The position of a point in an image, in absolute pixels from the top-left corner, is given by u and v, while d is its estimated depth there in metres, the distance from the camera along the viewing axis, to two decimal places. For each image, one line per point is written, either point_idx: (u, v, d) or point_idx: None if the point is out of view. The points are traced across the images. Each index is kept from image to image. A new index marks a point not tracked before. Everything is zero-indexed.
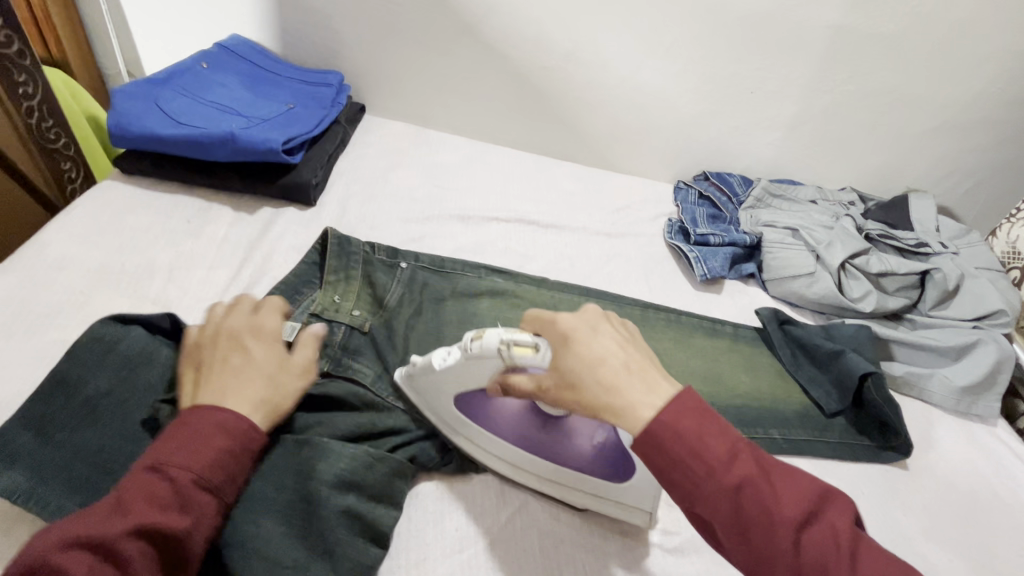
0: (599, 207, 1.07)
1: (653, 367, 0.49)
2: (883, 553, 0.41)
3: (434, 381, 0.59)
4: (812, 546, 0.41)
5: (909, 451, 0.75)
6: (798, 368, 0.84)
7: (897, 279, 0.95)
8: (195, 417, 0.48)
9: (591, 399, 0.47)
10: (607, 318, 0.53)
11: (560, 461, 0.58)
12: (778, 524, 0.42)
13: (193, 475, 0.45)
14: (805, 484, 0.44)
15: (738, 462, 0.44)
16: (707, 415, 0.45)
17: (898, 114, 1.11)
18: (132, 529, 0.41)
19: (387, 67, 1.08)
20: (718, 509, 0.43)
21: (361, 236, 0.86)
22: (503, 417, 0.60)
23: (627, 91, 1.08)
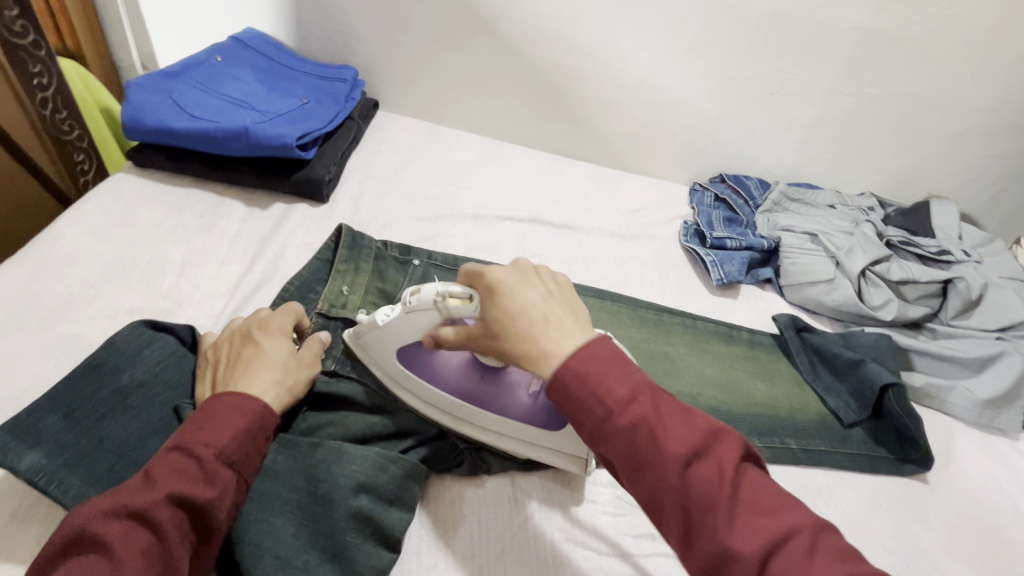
0: (614, 208, 1.05)
1: (572, 319, 0.50)
2: (776, 493, 0.41)
3: (380, 336, 0.60)
4: (699, 481, 0.40)
5: (930, 464, 0.73)
6: (815, 377, 0.83)
7: (919, 288, 0.93)
8: (217, 401, 0.49)
9: (518, 351, 0.49)
10: (537, 272, 0.54)
11: (499, 411, 0.59)
12: (667, 463, 0.41)
13: (215, 449, 0.46)
14: (702, 425, 0.43)
15: (637, 404, 0.43)
16: (619, 359, 0.46)
17: (921, 118, 1.08)
18: (162, 499, 0.42)
19: (401, 63, 1.07)
20: (617, 448, 0.43)
21: (373, 233, 0.85)
22: (444, 368, 0.61)
23: (645, 91, 1.06)
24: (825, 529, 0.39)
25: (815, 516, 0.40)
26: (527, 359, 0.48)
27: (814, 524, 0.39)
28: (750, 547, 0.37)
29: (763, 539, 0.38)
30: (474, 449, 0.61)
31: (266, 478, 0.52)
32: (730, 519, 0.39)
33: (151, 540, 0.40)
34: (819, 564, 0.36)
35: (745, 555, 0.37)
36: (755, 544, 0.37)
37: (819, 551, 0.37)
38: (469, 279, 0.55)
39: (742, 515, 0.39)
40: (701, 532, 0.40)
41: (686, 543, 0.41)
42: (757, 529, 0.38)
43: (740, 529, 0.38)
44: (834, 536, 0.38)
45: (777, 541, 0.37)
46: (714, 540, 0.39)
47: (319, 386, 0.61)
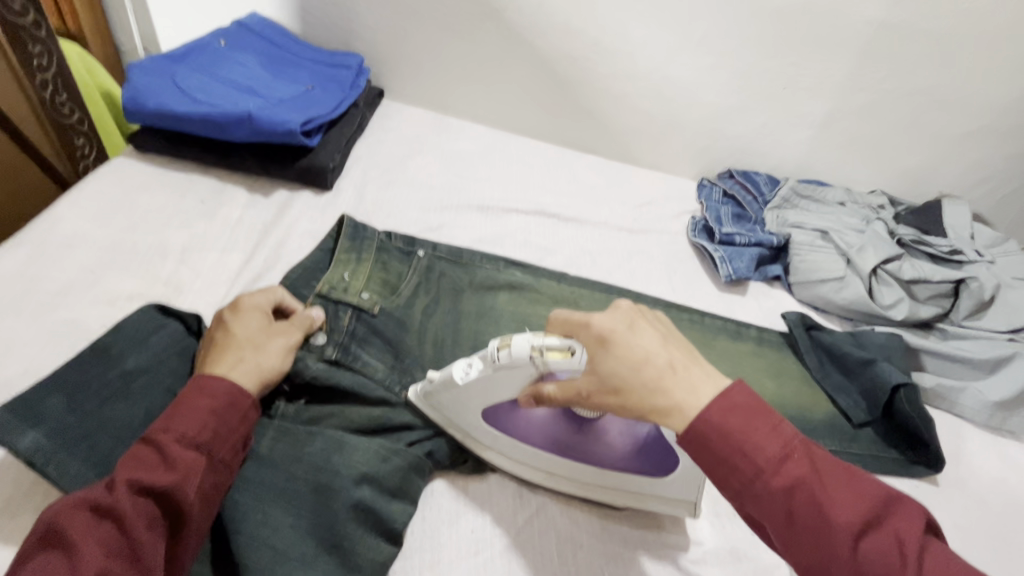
0: (621, 202, 1.04)
1: (693, 363, 0.47)
2: (965, 568, 0.38)
3: (459, 396, 0.56)
4: (872, 552, 0.39)
5: (942, 466, 0.72)
6: (825, 375, 0.81)
7: (930, 288, 0.91)
8: (185, 388, 0.49)
9: (649, 408, 0.46)
10: (638, 313, 0.50)
11: (599, 463, 0.56)
12: (836, 532, 0.40)
13: (176, 435, 0.46)
14: (869, 491, 0.41)
15: (792, 462, 0.42)
16: (765, 414, 0.44)
17: (935, 115, 1.06)
18: (121, 488, 0.41)
19: (408, 51, 1.05)
20: (770, 511, 0.42)
21: (377, 223, 0.84)
22: (529, 423, 0.57)
23: (655, 83, 1.05)
24: None
25: None
26: (663, 416, 0.45)
27: None
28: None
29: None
30: None
31: (262, 466, 0.51)
32: None
33: (113, 529, 0.40)
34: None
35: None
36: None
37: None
38: (566, 329, 0.51)
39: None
40: None
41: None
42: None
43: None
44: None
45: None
46: None
47: (318, 375, 0.59)
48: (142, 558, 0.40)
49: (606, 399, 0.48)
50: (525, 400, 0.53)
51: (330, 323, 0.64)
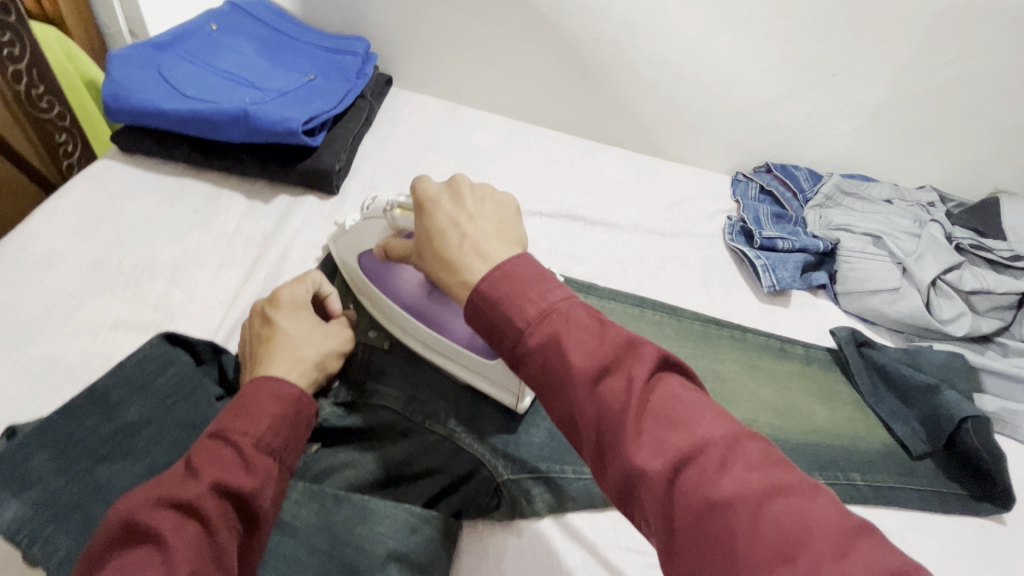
0: (651, 201, 0.96)
1: (493, 237, 0.45)
2: (696, 405, 0.35)
3: (348, 240, 0.62)
4: (609, 400, 0.35)
5: (1011, 504, 0.66)
6: (878, 400, 0.75)
7: (992, 299, 0.83)
8: (252, 385, 0.45)
9: (433, 270, 0.46)
10: (473, 189, 0.49)
11: (440, 330, 0.57)
12: (574, 383, 0.36)
13: (253, 438, 0.41)
14: (615, 338, 0.37)
15: (549, 320, 0.38)
16: (534, 278, 0.40)
17: (1000, 105, 0.96)
18: (205, 489, 0.37)
19: (421, 35, 0.96)
20: (531, 371, 0.39)
21: None
22: (398, 278, 0.60)
23: (690, 69, 0.95)
24: (749, 440, 0.33)
25: (736, 425, 0.34)
26: (441, 279, 0.45)
27: (730, 437, 0.33)
28: (655, 463, 0.32)
29: (669, 452, 0.33)
30: (513, 483, 0.53)
31: (284, 536, 0.45)
32: (637, 439, 0.34)
33: (197, 529, 0.36)
34: (729, 481, 0.31)
35: (650, 471, 0.32)
36: (662, 459, 0.32)
37: (729, 463, 0.32)
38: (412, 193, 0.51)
39: (649, 428, 0.34)
40: (613, 457, 0.34)
41: (600, 466, 0.36)
42: (664, 443, 0.33)
43: (645, 443, 0.33)
44: (755, 447, 0.33)
45: (685, 454, 0.32)
46: (623, 465, 0.34)
47: (330, 421, 0.54)
48: (226, 564, 0.36)
49: (414, 260, 0.50)
50: (376, 253, 0.56)
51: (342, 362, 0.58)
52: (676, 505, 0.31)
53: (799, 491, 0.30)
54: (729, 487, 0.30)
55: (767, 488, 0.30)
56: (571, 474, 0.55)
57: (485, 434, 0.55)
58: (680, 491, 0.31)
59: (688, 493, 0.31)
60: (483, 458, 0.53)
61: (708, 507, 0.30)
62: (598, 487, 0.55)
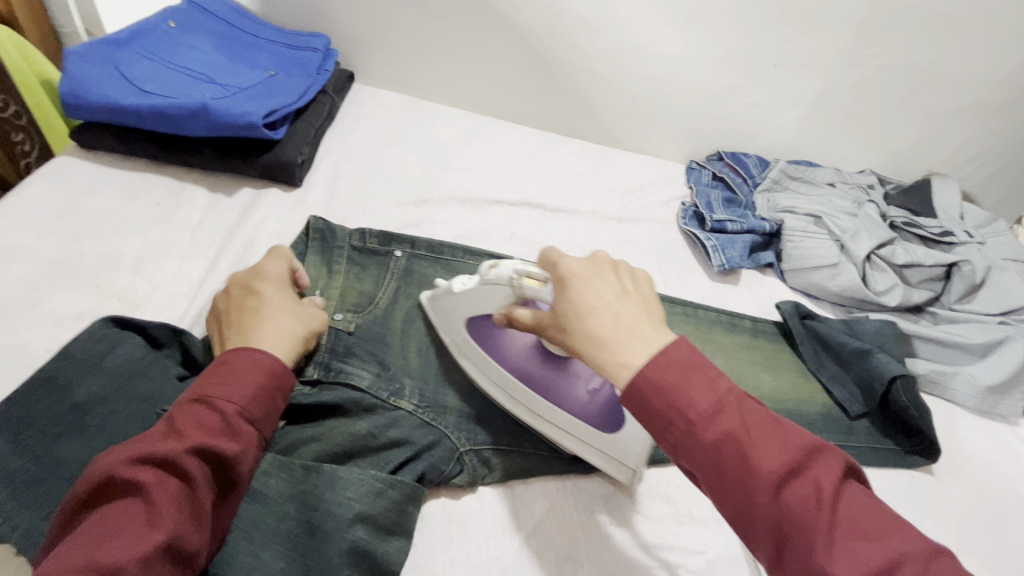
0: (609, 189, 1.00)
1: (646, 320, 0.46)
2: (882, 516, 0.38)
3: (452, 302, 0.62)
4: (794, 502, 0.38)
5: (937, 455, 0.72)
6: (820, 366, 0.80)
7: (923, 272, 0.89)
8: (236, 354, 0.49)
9: (580, 351, 0.46)
10: (617, 266, 0.50)
11: (558, 400, 0.58)
12: (756, 483, 0.39)
13: (237, 407, 0.45)
14: (796, 441, 0.40)
15: (722, 416, 0.41)
16: (700, 370, 0.42)
17: (928, 93, 1.04)
18: (190, 450, 0.41)
19: (381, 31, 0.98)
20: (696, 462, 0.41)
21: (352, 221, 0.78)
22: (509, 347, 0.61)
23: (642, 62, 1.00)
24: (945, 556, 0.35)
25: (927, 540, 0.36)
26: (596, 362, 0.45)
27: (926, 553, 0.35)
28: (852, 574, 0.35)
29: (863, 565, 0.35)
30: (473, 454, 0.57)
31: (252, 505, 0.47)
32: (829, 545, 0.36)
33: (179, 485, 0.40)
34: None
35: None
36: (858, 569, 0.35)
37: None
38: (543, 262, 0.51)
39: (840, 537, 0.36)
40: (794, 555, 0.37)
41: (778, 560, 0.38)
42: (859, 553, 0.35)
43: (839, 554, 0.36)
44: (950, 563, 0.35)
45: (884, 570, 0.35)
46: (809, 567, 0.36)
47: (297, 398, 0.56)
48: (201, 516, 0.41)
49: (551, 334, 0.50)
50: (496, 320, 0.56)
51: None
52: None
53: None
54: None
55: None
56: (529, 447, 0.59)
57: (449, 410, 0.60)
58: None
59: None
60: (446, 432, 0.58)
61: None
62: (552, 454, 0.60)
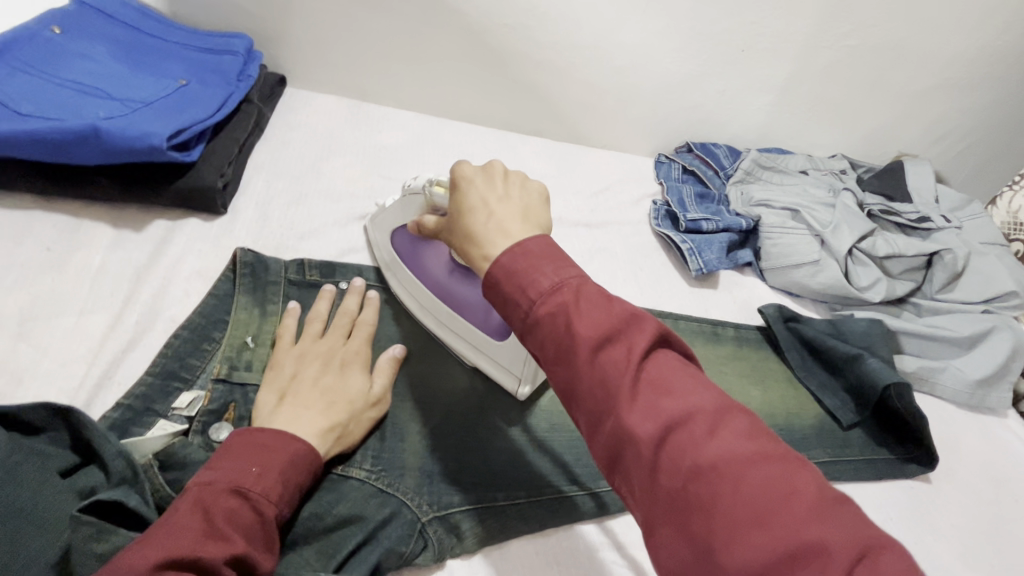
0: (575, 191, 0.93)
1: (521, 222, 0.44)
2: (690, 377, 0.35)
3: (384, 217, 0.67)
4: (609, 368, 0.35)
5: (935, 462, 0.68)
6: (808, 373, 0.76)
7: (904, 262, 0.85)
8: (279, 434, 0.45)
9: (461, 249, 0.46)
10: (508, 175, 0.48)
11: (460, 309, 0.61)
12: (576, 350, 0.36)
13: (275, 509, 0.41)
14: (622, 311, 0.37)
15: (560, 294, 0.38)
16: (548, 254, 0.40)
17: (898, 72, 0.99)
18: (236, 556, 0.36)
19: (310, 28, 0.87)
20: (539, 343, 0.39)
21: (287, 249, 0.69)
22: (426, 261, 0.63)
23: (602, 52, 0.92)
24: (737, 410, 0.33)
25: (726, 397, 0.34)
26: (470, 257, 0.45)
27: (720, 409, 0.33)
28: (647, 429, 0.33)
29: (662, 417, 0.33)
30: (438, 521, 0.50)
31: None
32: (631, 403, 0.34)
33: None
34: (718, 445, 0.31)
35: (641, 435, 0.33)
36: (654, 424, 0.33)
37: (718, 429, 0.32)
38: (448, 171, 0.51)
39: (644, 395, 0.34)
40: (607, 421, 0.35)
41: (591, 430, 0.36)
42: (656, 408, 0.34)
43: (640, 407, 0.34)
44: (743, 419, 0.33)
45: (677, 421, 0.33)
46: (617, 431, 0.34)
47: None
48: None
49: (446, 237, 0.50)
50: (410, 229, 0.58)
51: (241, 407, 0.52)
52: (662, 466, 0.32)
53: (783, 460, 0.30)
54: (712, 450, 0.31)
55: (752, 454, 0.31)
56: (502, 501, 0.52)
57: (406, 470, 0.52)
58: (667, 454, 0.32)
59: (678, 455, 0.32)
60: (403, 498, 0.50)
61: (693, 468, 0.31)
62: (532, 509, 0.53)
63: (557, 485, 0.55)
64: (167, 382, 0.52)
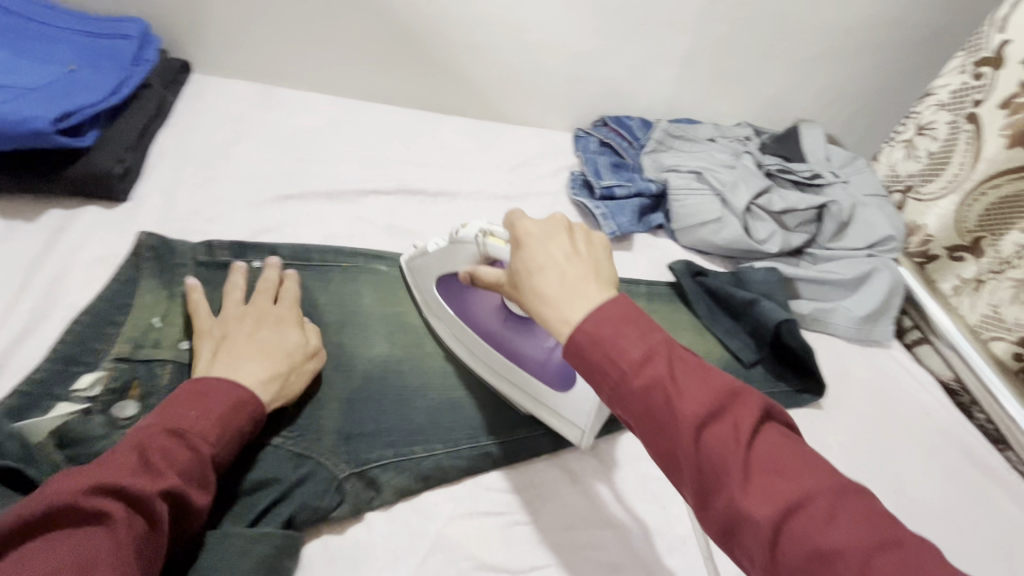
0: (494, 165, 0.96)
1: (594, 280, 0.44)
2: (800, 453, 0.36)
3: (425, 264, 0.63)
4: (714, 445, 0.36)
5: (823, 390, 0.76)
6: (714, 320, 0.82)
7: (798, 215, 0.93)
8: (216, 382, 0.47)
9: (530, 306, 0.46)
10: (573, 229, 0.48)
11: (516, 360, 0.60)
12: (680, 426, 0.37)
13: (212, 449, 0.43)
14: (720, 384, 0.38)
15: (652, 363, 0.39)
16: (632, 319, 0.40)
17: (788, 41, 1.07)
18: (161, 489, 0.38)
19: (211, 10, 0.85)
20: (630, 409, 0.39)
21: (196, 232, 0.68)
22: (478, 310, 0.62)
23: (510, 28, 0.94)
24: (857, 490, 0.34)
25: (842, 475, 0.35)
26: (541, 315, 0.44)
27: (836, 488, 0.34)
28: (763, 510, 0.34)
29: (773, 498, 0.34)
30: (357, 476, 0.52)
31: None
32: (744, 483, 0.35)
33: (144, 527, 0.36)
34: (838, 530, 0.32)
35: (757, 516, 0.34)
36: (769, 506, 0.34)
37: (839, 513, 0.32)
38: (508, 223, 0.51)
39: (758, 475, 0.35)
40: (717, 498, 0.36)
41: (701, 504, 0.37)
42: (771, 489, 0.34)
43: (754, 489, 0.34)
44: (861, 499, 0.33)
45: (792, 504, 0.33)
46: (731, 509, 0.35)
47: None
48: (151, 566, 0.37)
49: (510, 292, 0.49)
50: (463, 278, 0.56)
51: (144, 385, 0.52)
52: (784, 550, 0.33)
53: (912, 545, 0.31)
54: (839, 538, 0.31)
55: (877, 541, 0.31)
56: (419, 454, 0.55)
57: (324, 433, 0.54)
58: (789, 536, 0.33)
59: (798, 541, 0.32)
60: (320, 459, 0.52)
61: (818, 556, 0.31)
62: (449, 459, 0.56)
63: (474, 435, 0.59)
64: (66, 366, 0.51)
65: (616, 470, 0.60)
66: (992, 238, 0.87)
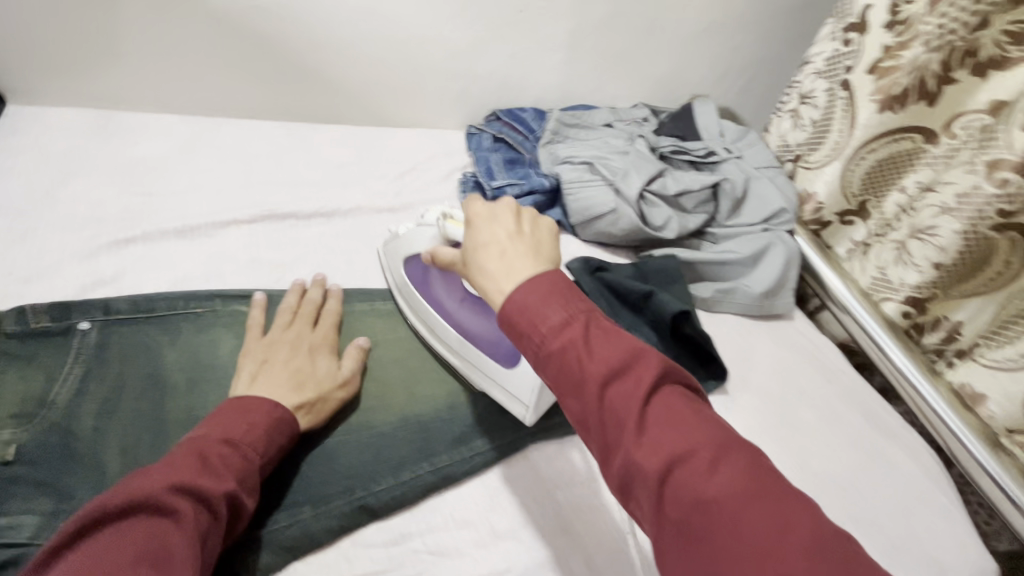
0: (377, 175, 0.89)
1: (531, 257, 0.46)
2: (695, 411, 0.38)
3: (397, 249, 0.70)
4: (616, 400, 0.38)
5: (725, 375, 0.76)
6: (616, 316, 0.78)
7: (694, 196, 0.91)
8: (259, 399, 0.50)
9: (472, 281, 0.48)
10: (522, 212, 0.50)
11: (470, 337, 0.64)
12: (588, 385, 0.39)
13: (259, 458, 0.47)
14: (628, 345, 0.40)
15: (570, 327, 0.41)
16: (560, 289, 0.42)
17: (671, 19, 1.04)
18: (222, 494, 0.42)
19: (15, 32, 0.74)
20: (549, 371, 0.41)
21: (11, 297, 0.59)
22: (441, 290, 0.68)
23: (375, 26, 0.87)
24: (744, 447, 0.36)
25: (735, 435, 0.37)
26: (480, 287, 0.46)
27: (724, 444, 0.36)
28: (654, 462, 0.35)
29: (666, 452, 0.36)
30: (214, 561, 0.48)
31: None
32: (639, 438, 0.37)
33: (206, 522, 0.40)
34: (721, 483, 0.34)
35: (649, 469, 0.35)
36: (660, 459, 0.35)
37: (720, 466, 0.35)
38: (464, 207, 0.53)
39: (651, 429, 0.37)
40: (616, 454, 0.38)
41: (604, 460, 0.39)
42: (662, 444, 0.36)
43: (648, 443, 0.36)
44: (746, 456, 0.35)
45: (680, 457, 0.35)
46: (625, 462, 0.37)
47: None
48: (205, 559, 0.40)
49: (460, 270, 0.51)
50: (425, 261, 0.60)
51: None
52: (668, 498, 0.35)
53: (785, 498, 0.33)
54: (716, 488, 0.33)
55: (751, 492, 0.33)
56: (285, 521, 0.50)
57: None
58: (674, 487, 0.35)
59: (683, 491, 0.34)
60: None
61: (698, 505, 0.33)
62: (323, 519, 0.51)
63: (354, 485, 0.54)
64: None
65: (512, 497, 0.57)
66: (875, 200, 0.88)
